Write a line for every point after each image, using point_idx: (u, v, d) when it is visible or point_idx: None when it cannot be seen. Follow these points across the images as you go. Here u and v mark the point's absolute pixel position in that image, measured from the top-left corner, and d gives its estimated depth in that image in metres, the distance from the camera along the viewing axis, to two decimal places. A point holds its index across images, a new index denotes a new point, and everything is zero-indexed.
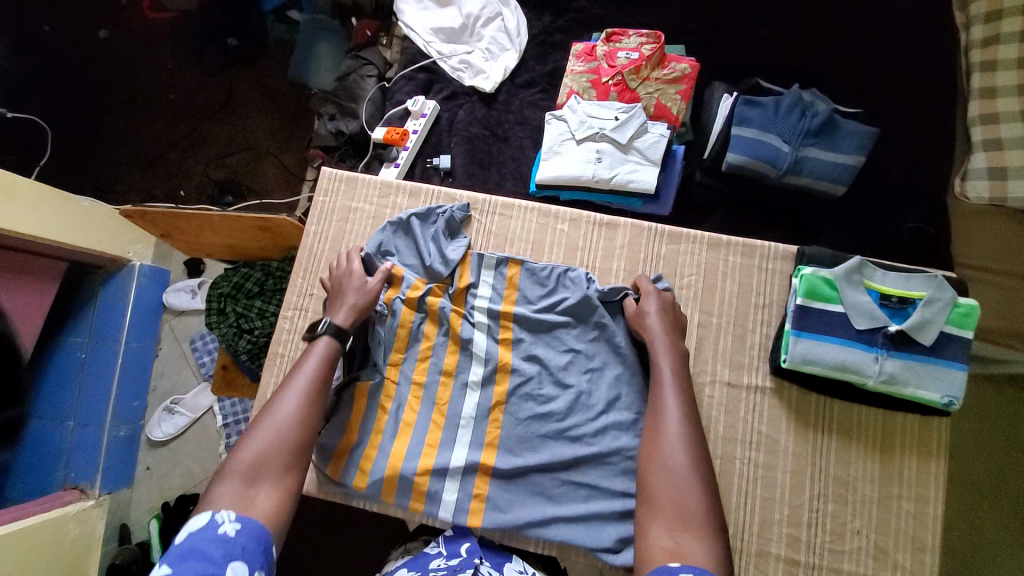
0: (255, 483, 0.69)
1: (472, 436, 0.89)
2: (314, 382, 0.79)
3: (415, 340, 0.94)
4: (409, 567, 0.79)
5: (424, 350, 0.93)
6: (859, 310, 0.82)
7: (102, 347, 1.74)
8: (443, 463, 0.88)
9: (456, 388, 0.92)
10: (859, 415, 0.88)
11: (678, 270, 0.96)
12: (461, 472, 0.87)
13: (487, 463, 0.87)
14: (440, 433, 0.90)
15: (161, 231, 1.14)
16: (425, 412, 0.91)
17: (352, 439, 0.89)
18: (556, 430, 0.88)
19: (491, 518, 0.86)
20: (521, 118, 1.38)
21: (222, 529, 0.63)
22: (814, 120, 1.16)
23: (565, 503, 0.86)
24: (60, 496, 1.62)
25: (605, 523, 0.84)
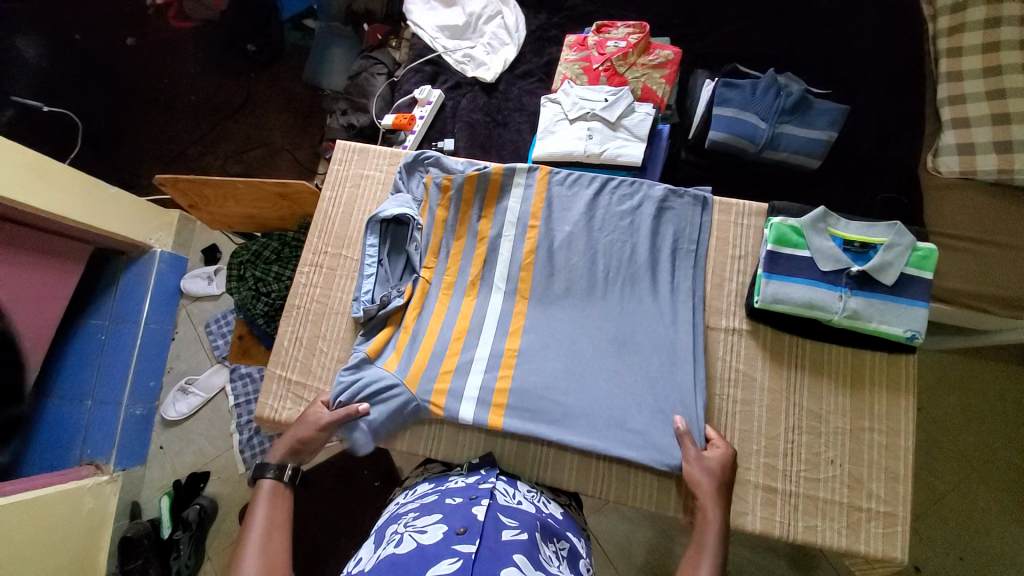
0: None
1: (487, 369, 0.94)
2: (271, 528, 0.76)
3: (444, 245, 1.05)
4: (430, 481, 0.90)
5: (445, 295, 1.01)
6: (824, 253, 0.90)
7: (121, 328, 1.84)
8: (455, 399, 0.92)
9: (470, 334, 0.97)
10: (829, 354, 0.95)
11: (667, 226, 1.01)
12: (487, 357, 0.95)
13: (513, 346, 0.95)
14: (470, 325, 0.98)
15: (189, 201, 1.24)
16: (456, 311, 1.00)
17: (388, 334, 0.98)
18: (578, 321, 0.96)
19: (516, 403, 0.92)
20: (520, 105, 1.49)
21: None
22: (788, 99, 1.26)
23: (579, 411, 0.90)
24: (75, 471, 1.69)
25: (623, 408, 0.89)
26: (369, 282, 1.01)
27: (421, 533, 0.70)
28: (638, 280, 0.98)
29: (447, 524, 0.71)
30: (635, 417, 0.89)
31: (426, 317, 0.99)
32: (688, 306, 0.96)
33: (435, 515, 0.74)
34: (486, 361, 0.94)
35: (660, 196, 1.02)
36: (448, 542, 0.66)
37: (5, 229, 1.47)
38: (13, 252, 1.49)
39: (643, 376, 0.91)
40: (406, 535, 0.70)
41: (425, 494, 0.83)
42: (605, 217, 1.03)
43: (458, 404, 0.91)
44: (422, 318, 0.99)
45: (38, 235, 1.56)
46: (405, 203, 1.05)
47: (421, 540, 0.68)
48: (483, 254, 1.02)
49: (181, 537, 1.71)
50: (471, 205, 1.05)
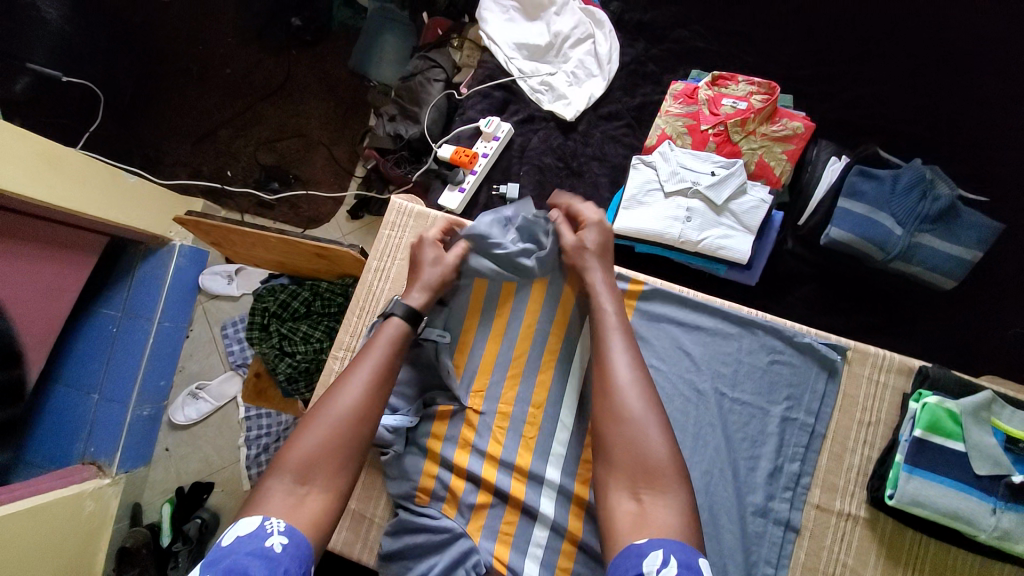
0: (308, 479, 0.66)
1: (551, 528, 0.82)
2: (384, 368, 0.74)
3: (504, 356, 0.90)
4: None
5: (499, 430, 0.87)
6: (981, 452, 0.73)
7: (134, 323, 1.70)
8: (519, 553, 0.81)
9: (533, 477, 0.84)
10: (954, 561, 0.78)
11: (782, 377, 0.84)
12: (552, 505, 0.83)
13: (581, 495, 0.82)
14: (531, 461, 0.85)
15: (213, 239, 1.08)
16: (514, 440, 0.86)
17: (432, 471, 0.86)
18: None
19: (582, 573, 0.80)
20: (600, 153, 1.27)
21: (269, 541, 0.57)
22: (935, 205, 1.04)
23: None
24: (76, 472, 1.58)
25: None
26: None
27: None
28: (733, 445, 0.82)
29: None
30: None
31: (478, 451, 0.86)
32: (787, 491, 0.80)
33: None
34: (551, 518, 0.82)
35: (777, 342, 0.85)
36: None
37: (12, 222, 1.31)
38: (21, 248, 1.33)
39: (723, 567, 0.77)
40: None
41: None
42: (702, 356, 0.86)
43: (522, 561, 0.81)
44: (473, 460, 0.86)
45: (53, 228, 1.40)
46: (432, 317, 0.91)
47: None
48: (548, 379, 0.88)
49: (181, 550, 1.61)
50: (544, 310, 0.91)
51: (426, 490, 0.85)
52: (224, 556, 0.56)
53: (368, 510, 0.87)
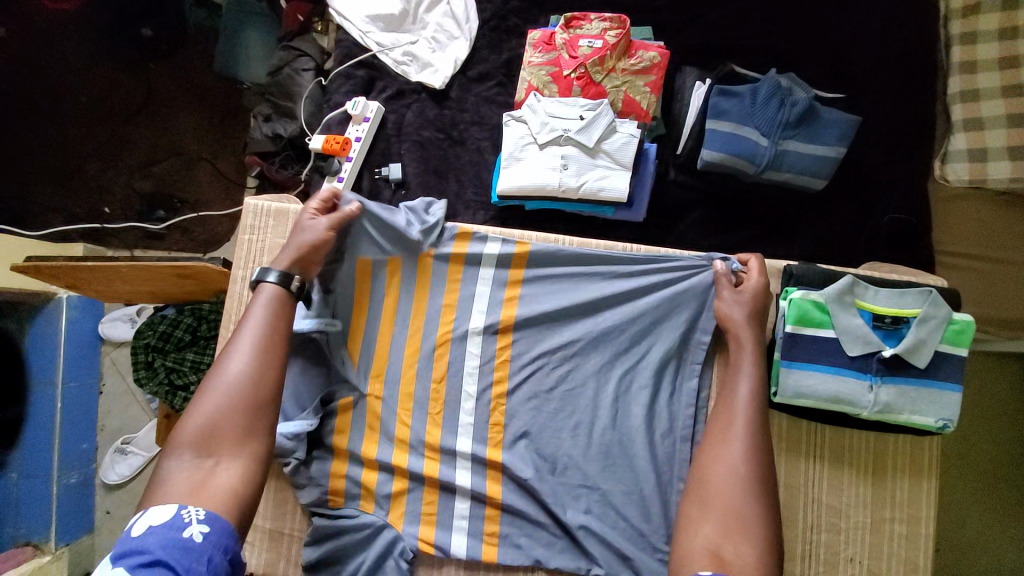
0: (211, 449, 0.63)
1: (472, 497, 0.81)
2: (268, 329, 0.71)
3: (399, 338, 0.87)
4: None
5: (404, 413, 0.84)
6: (851, 335, 0.77)
7: (35, 392, 1.53)
8: (444, 529, 0.81)
9: (446, 453, 0.83)
10: (850, 440, 0.83)
11: (668, 301, 0.85)
12: (469, 476, 0.82)
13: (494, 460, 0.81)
14: (441, 437, 0.83)
15: (65, 282, 0.97)
16: (422, 421, 0.84)
17: (342, 468, 0.83)
18: (569, 430, 0.82)
19: (509, 532, 0.81)
20: (477, 117, 1.24)
21: (188, 531, 0.56)
22: (793, 110, 1.07)
23: (567, 540, 0.79)
24: (10, 556, 1.45)
25: (624, 531, 0.78)
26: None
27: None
28: (633, 377, 0.83)
29: None
30: (637, 536, 0.78)
31: (387, 440, 0.84)
32: (691, 408, 0.82)
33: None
34: (468, 487, 0.81)
35: (660, 268, 0.86)
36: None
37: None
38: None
39: (642, 495, 0.79)
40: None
41: None
42: (590, 296, 0.86)
43: (449, 537, 0.80)
44: (383, 448, 0.83)
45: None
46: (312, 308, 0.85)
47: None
48: (446, 349, 0.85)
49: None
50: (431, 284, 0.88)
51: (338, 490, 0.83)
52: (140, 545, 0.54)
53: (286, 525, 0.84)
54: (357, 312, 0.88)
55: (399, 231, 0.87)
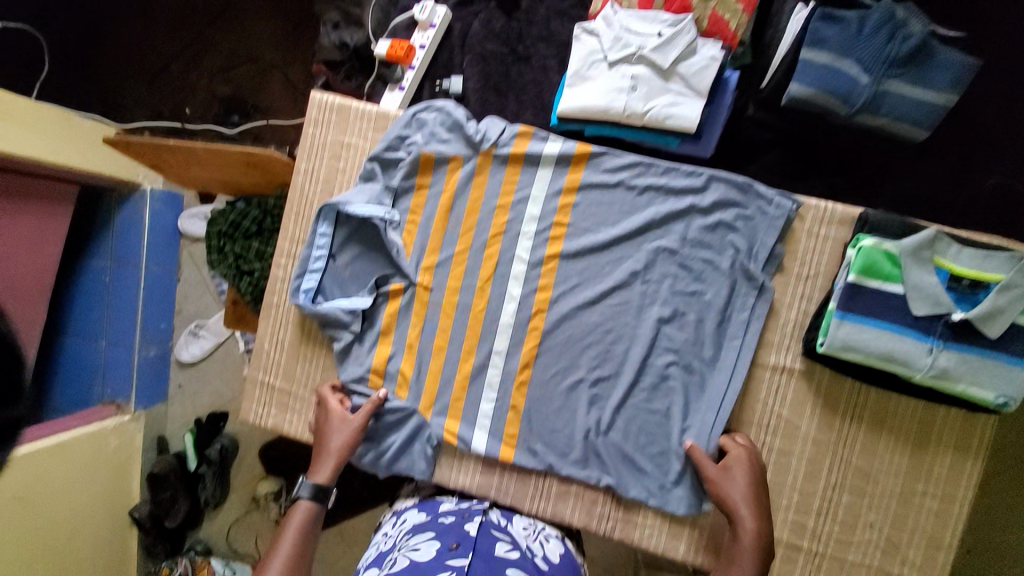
0: None
1: (497, 399, 0.86)
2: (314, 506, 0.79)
3: (449, 242, 0.89)
4: (421, 509, 0.88)
5: (448, 314, 0.88)
6: (921, 293, 0.70)
7: (124, 272, 1.75)
8: (467, 425, 0.87)
9: (480, 355, 0.87)
10: (895, 405, 0.79)
11: (725, 238, 0.81)
12: (498, 379, 0.86)
13: (524, 367, 0.85)
14: (479, 341, 0.87)
15: (150, 162, 1.06)
16: (461, 324, 0.88)
17: (384, 353, 0.89)
18: (598, 350, 0.83)
19: (528, 436, 0.85)
20: (546, 32, 1.17)
21: None
22: (905, 45, 0.93)
23: (579, 451, 0.83)
24: (99, 411, 1.69)
25: (639, 452, 0.82)
26: (313, 276, 0.89)
27: (415, 550, 0.75)
28: (679, 307, 0.81)
29: (441, 540, 0.76)
30: (657, 455, 0.81)
31: (428, 336, 0.89)
32: (736, 341, 0.80)
33: (428, 532, 0.79)
34: (497, 386, 0.86)
35: (726, 202, 0.82)
36: (442, 560, 0.71)
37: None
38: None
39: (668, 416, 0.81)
40: (401, 557, 0.74)
41: (418, 518, 0.85)
42: (636, 220, 0.84)
43: (471, 432, 0.86)
44: (423, 342, 0.89)
45: (15, 177, 1.41)
46: (374, 196, 0.88)
47: (416, 557, 0.73)
48: (496, 251, 0.87)
49: (206, 471, 1.74)
50: (486, 189, 0.89)
51: (375, 375, 0.89)
52: None
53: None
54: (412, 208, 0.90)
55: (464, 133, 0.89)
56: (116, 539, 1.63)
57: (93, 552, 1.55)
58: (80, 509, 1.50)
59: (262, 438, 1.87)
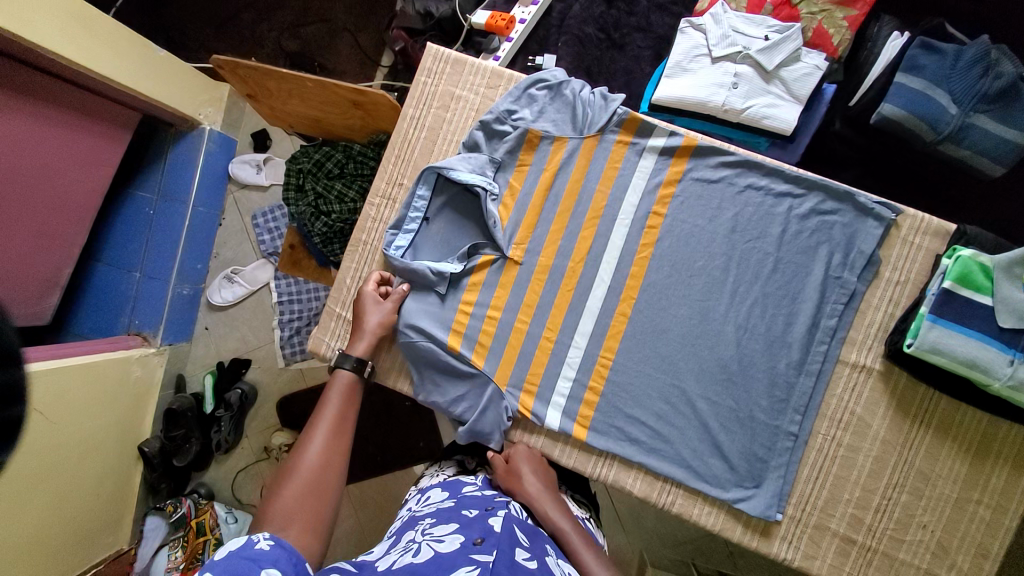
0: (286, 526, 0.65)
1: (575, 379, 0.86)
2: (338, 422, 0.77)
3: (544, 223, 0.89)
4: (445, 488, 0.85)
5: (537, 283, 0.88)
6: (1009, 307, 0.72)
7: (172, 204, 1.72)
8: (543, 403, 0.87)
9: (564, 329, 0.87)
10: (963, 416, 0.81)
11: (826, 239, 0.83)
12: (579, 360, 0.87)
13: (608, 349, 0.86)
14: (565, 313, 0.87)
15: (248, 90, 1.07)
16: (549, 296, 0.88)
17: (465, 318, 0.89)
18: (686, 340, 0.84)
19: (607, 416, 0.85)
20: (645, 23, 1.20)
21: (257, 544, 0.58)
22: (995, 83, 0.94)
23: (653, 437, 0.84)
24: (124, 339, 1.65)
25: (712, 450, 0.83)
26: (407, 235, 0.90)
27: (439, 540, 0.64)
28: (771, 300, 0.83)
29: (465, 534, 0.66)
30: (737, 453, 0.82)
31: (515, 299, 0.89)
32: (823, 344, 0.82)
33: (452, 523, 0.69)
34: (577, 366, 0.87)
35: (836, 206, 0.83)
36: (466, 552, 0.60)
37: (41, 83, 1.23)
38: (50, 110, 1.26)
39: (747, 416, 0.82)
40: (423, 546, 0.64)
41: (443, 500, 0.80)
42: (734, 216, 0.85)
43: (546, 410, 0.86)
44: (509, 306, 0.89)
45: (81, 94, 1.32)
46: (479, 166, 0.88)
47: (438, 547, 0.62)
48: (590, 235, 0.87)
49: (223, 415, 1.71)
50: (586, 173, 0.88)
51: (456, 340, 0.88)
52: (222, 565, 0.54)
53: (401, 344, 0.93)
54: (511, 183, 0.90)
55: (572, 114, 0.90)
56: (123, 472, 1.57)
57: (104, 480, 1.49)
58: (89, 439, 1.42)
59: (281, 392, 1.80)
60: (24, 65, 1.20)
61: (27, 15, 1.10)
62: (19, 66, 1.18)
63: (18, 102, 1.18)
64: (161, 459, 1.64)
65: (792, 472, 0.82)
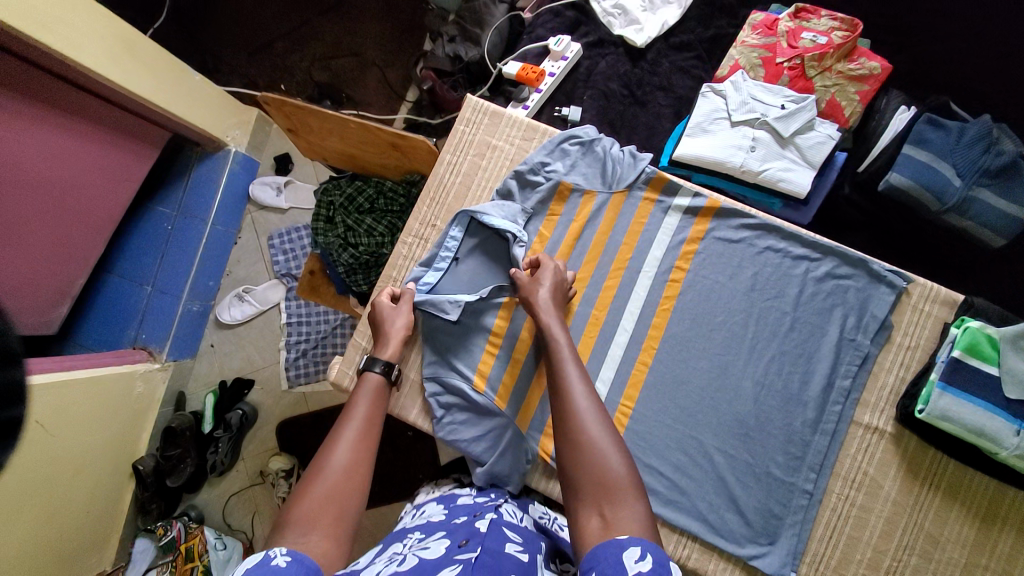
0: (309, 529, 0.60)
1: None
2: (367, 426, 0.74)
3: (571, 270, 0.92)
4: (440, 502, 0.86)
5: None
6: (1015, 379, 0.75)
7: (189, 222, 1.68)
8: None
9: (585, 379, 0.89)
10: (969, 480, 0.83)
11: (841, 303, 0.87)
12: None
13: (629, 399, 0.88)
14: (587, 359, 0.89)
15: (288, 125, 1.12)
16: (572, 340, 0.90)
17: (490, 360, 0.91)
18: (706, 394, 0.86)
19: None
20: (666, 83, 1.27)
21: (275, 560, 0.53)
22: (996, 160, 1.00)
23: (670, 488, 0.85)
24: (130, 353, 1.60)
25: (728, 505, 0.84)
26: (436, 272, 0.92)
27: (424, 549, 0.63)
28: (788, 358, 0.86)
29: (450, 539, 0.65)
30: (752, 508, 0.83)
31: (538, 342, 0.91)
32: (838, 405, 0.85)
33: (440, 534, 0.68)
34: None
35: (850, 273, 0.87)
36: (450, 554, 0.60)
37: (74, 99, 1.24)
38: (81, 124, 1.27)
39: (765, 473, 0.84)
40: (408, 555, 0.62)
41: (435, 513, 0.79)
42: (756, 276, 0.89)
43: None
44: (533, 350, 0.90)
45: (113, 111, 1.33)
46: (511, 215, 0.91)
47: (424, 555, 0.61)
48: (614, 285, 0.91)
49: (222, 435, 1.65)
50: (613, 226, 0.92)
51: (480, 382, 0.90)
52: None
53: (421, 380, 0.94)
54: (541, 232, 0.94)
55: (602, 169, 0.95)
56: (114, 490, 1.50)
57: (91, 501, 1.42)
58: (82, 451, 1.34)
59: (281, 415, 1.73)
60: (59, 80, 1.21)
61: (72, 38, 1.13)
62: (53, 80, 1.19)
63: (49, 115, 1.19)
64: (154, 478, 1.57)
65: (806, 532, 0.84)
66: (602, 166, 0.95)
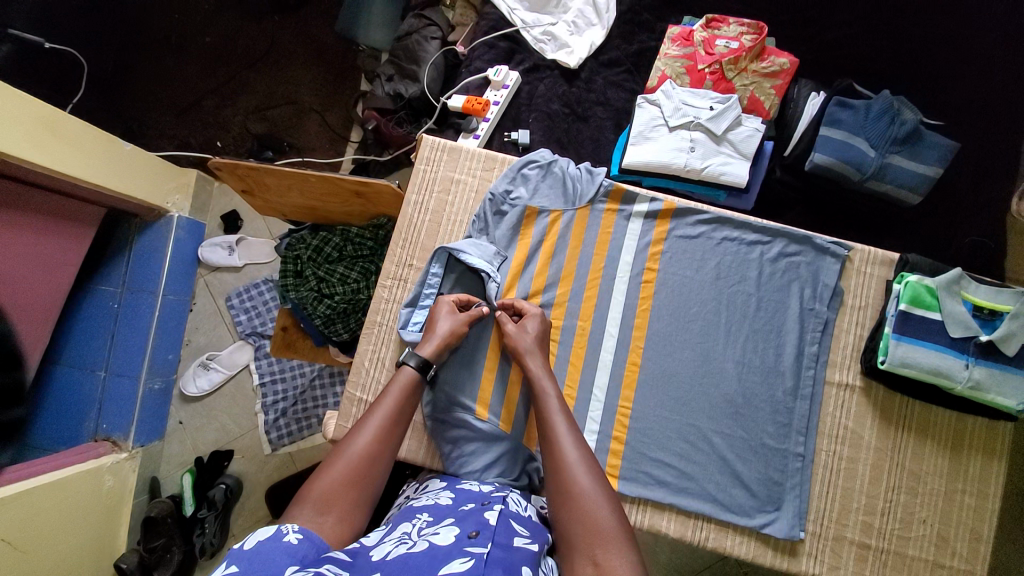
0: (326, 508, 0.63)
1: (600, 431, 0.92)
2: (394, 415, 0.74)
3: (551, 287, 0.96)
4: (443, 480, 0.84)
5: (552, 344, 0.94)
6: (955, 319, 0.86)
7: (138, 298, 1.57)
8: None
9: (583, 388, 0.93)
10: (935, 416, 0.93)
11: (797, 278, 0.96)
12: (600, 413, 0.92)
13: (626, 400, 0.92)
14: (581, 369, 0.93)
15: (243, 185, 1.11)
16: (564, 352, 0.94)
17: (488, 387, 0.93)
18: (697, 383, 0.92)
19: (638, 461, 0.91)
20: (603, 98, 1.36)
21: (287, 536, 0.57)
22: (902, 128, 1.15)
23: (681, 477, 0.90)
24: (91, 448, 1.47)
25: (733, 482, 0.90)
26: (423, 311, 0.94)
27: (435, 534, 0.62)
28: (761, 335, 0.94)
29: (460, 527, 0.64)
30: (756, 480, 0.89)
31: None
32: (810, 369, 0.93)
33: (448, 518, 0.66)
34: (599, 419, 0.92)
35: (798, 250, 0.96)
36: (460, 545, 0.59)
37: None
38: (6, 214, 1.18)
39: (761, 446, 0.90)
40: (418, 539, 0.61)
41: (439, 492, 0.77)
42: (720, 266, 0.96)
43: None
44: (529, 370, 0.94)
45: (38, 195, 1.25)
46: (487, 255, 0.94)
47: (434, 539, 0.60)
48: (594, 295, 0.96)
49: (206, 515, 1.54)
50: (583, 239, 0.98)
51: (483, 409, 0.92)
52: (248, 555, 0.54)
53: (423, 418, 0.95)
54: (518, 254, 0.97)
55: (563, 189, 1.01)
56: None
57: None
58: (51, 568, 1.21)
59: (269, 480, 1.64)
60: None
61: None
62: None
63: None
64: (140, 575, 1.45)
65: (806, 492, 0.90)
66: (564, 186, 1.01)
